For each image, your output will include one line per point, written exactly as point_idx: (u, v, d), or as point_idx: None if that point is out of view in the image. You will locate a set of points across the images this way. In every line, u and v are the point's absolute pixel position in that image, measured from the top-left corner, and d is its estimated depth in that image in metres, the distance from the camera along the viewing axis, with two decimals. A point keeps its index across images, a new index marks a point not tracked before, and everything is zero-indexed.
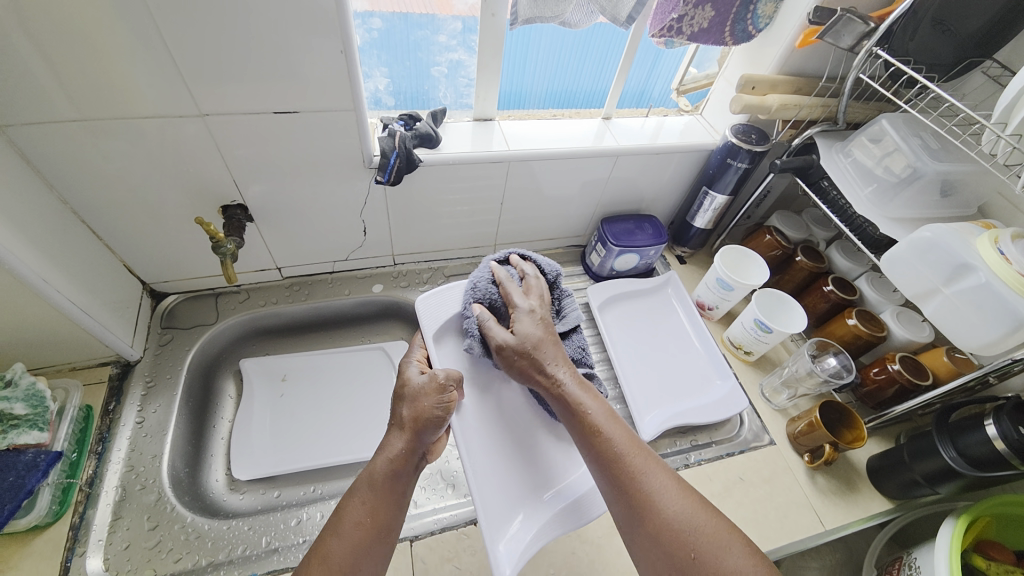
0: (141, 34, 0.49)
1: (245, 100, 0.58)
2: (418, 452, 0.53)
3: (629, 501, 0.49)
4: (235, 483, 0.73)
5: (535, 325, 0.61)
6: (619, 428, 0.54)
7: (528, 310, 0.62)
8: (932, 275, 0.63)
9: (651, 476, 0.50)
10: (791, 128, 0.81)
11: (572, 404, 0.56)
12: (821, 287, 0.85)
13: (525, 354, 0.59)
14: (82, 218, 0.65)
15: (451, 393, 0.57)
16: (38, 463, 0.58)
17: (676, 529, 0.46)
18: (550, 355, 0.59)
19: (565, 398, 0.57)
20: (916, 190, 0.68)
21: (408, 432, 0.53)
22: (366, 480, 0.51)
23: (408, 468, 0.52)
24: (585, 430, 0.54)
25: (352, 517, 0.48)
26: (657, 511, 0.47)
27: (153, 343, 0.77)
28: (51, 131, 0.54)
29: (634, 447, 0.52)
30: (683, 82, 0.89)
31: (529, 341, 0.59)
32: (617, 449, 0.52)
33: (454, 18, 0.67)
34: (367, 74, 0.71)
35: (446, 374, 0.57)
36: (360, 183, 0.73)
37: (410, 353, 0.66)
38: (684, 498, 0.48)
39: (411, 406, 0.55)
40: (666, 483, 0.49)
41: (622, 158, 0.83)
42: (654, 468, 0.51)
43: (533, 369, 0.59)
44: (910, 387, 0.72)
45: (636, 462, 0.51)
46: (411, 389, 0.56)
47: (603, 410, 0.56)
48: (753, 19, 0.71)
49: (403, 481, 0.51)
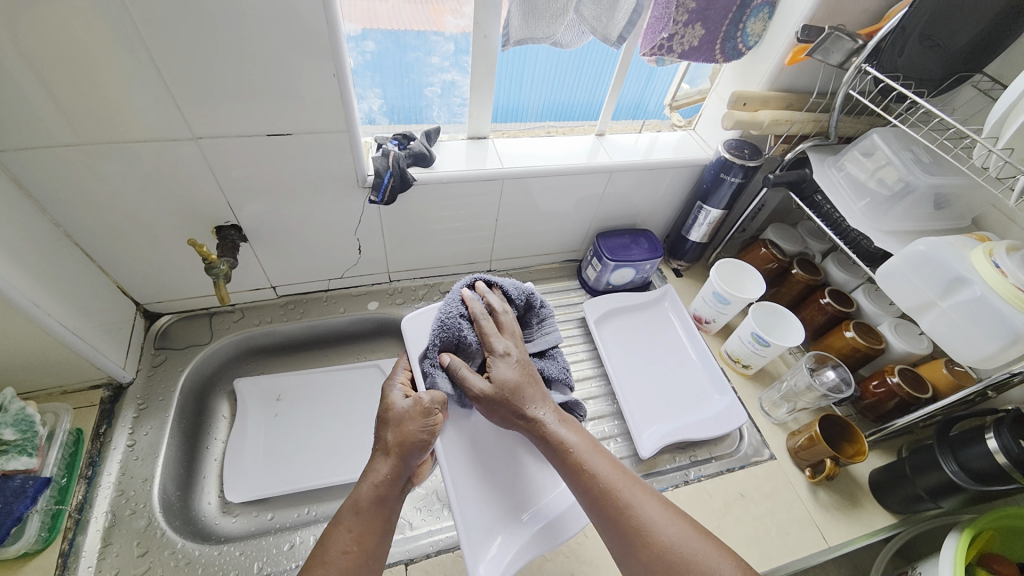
0: (135, 60, 0.49)
1: (238, 121, 0.58)
2: (405, 475, 0.52)
3: (621, 534, 0.48)
4: (228, 505, 0.72)
5: (512, 369, 0.56)
6: (605, 460, 0.53)
7: (503, 354, 0.57)
8: (927, 288, 0.62)
9: (640, 505, 0.49)
10: (783, 142, 0.82)
11: (554, 443, 0.54)
12: (818, 300, 0.85)
13: (503, 402, 0.55)
14: (76, 240, 0.65)
15: (437, 416, 0.55)
16: (26, 489, 0.57)
17: (669, 558, 0.45)
18: (530, 398, 0.56)
19: (549, 435, 0.54)
20: (909, 203, 0.68)
21: (393, 457, 0.52)
22: (352, 507, 0.50)
23: (395, 492, 0.51)
24: (570, 468, 0.52)
25: (338, 547, 0.47)
26: (650, 539, 0.47)
27: (146, 364, 0.76)
28: (44, 155, 0.54)
29: (623, 478, 0.51)
30: (676, 97, 0.90)
31: (507, 387, 0.55)
32: (604, 484, 0.50)
33: (447, 40, 0.68)
34: (361, 95, 0.71)
35: (432, 397, 0.55)
36: (354, 202, 0.74)
37: (394, 375, 0.61)
38: (675, 524, 0.48)
39: (396, 430, 0.53)
40: (655, 511, 0.49)
41: (616, 174, 0.83)
42: (645, 497, 0.50)
43: (509, 417, 0.55)
44: (910, 400, 0.72)
45: (625, 494, 0.50)
46: (395, 415, 0.54)
47: (586, 442, 0.54)
48: (742, 37, 0.73)
49: (390, 504, 0.51)
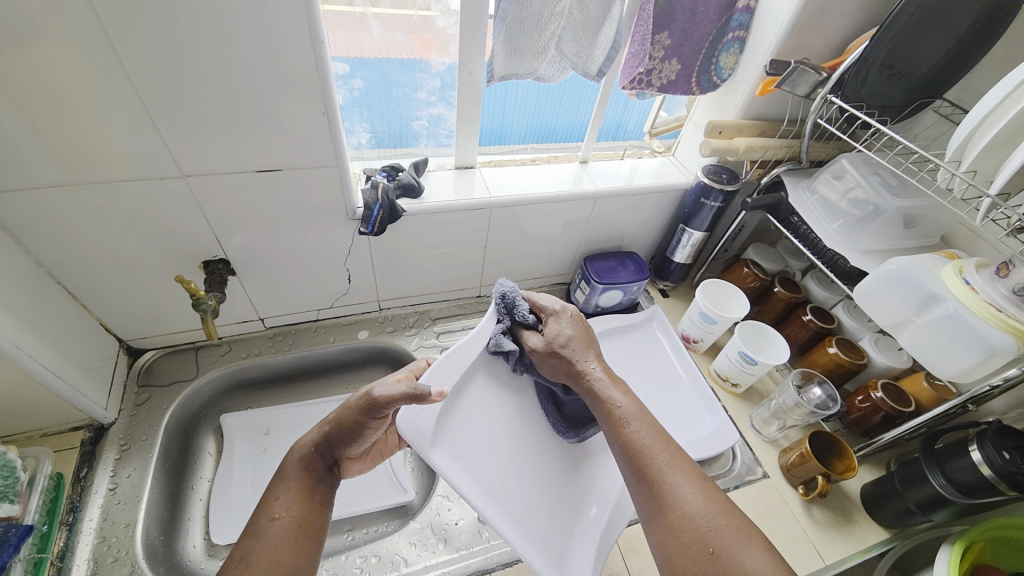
0: (125, 100, 0.50)
1: (228, 158, 0.59)
2: (333, 452, 0.53)
3: (649, 493, 0.48)
4: (214, 548, 0.69)
5: (568, 325, 0.59)
6: (648, 421, 0.52)
7: (557, 312, 0.60)
8: (902, 305, 0.65)
9: (674, 473, 0.48)
10: (759, 167, 0.86)
11: (600, 397, 0.54)
12: (800, 317, 0.87)
13: (558, 354, 0.57)
14: (59, 279, 0.64)
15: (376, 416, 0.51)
16: (8, 537, 0.55)
17: (693, 526, 0.44)
18: (581, 352, 0.57)
19: (596, 393, 0.54)
20: (881, 224, 0.71)
21: (323, 431, 0.52)
22: (280, 478, 0.50)
23: (322, 468, 0.52)
24: (611, 422, 0.52)
25: (269, 514, 0.47)
26: (677, 503, 0.46)
27: (129, 403, 0.74)
28: (28, 196, 0.54)
29: (662, 443, 0.50)
30: (655, 124, 0.94)
31: (561, 341, 0.57)
32: (644, 443, 0.50)
33: (433, 76, 0.70)
34: (349, 129, 0.73)
35: (391, 394, 0.49)
36: (343, 233, 0.74)
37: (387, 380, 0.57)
38: (704, 497, 0.46)
39: (334, 409, 0.53)
40: (690, 480, 0.47)
41: (601, 200, 0.86)
42: (680, 465, 0.48)
43: (565, 373, 0.56)
44: (895, 414, 0.73)
45: (661, 458, 0.48)
46: (342, 394, 0.54)
47: (633, 403, 0.53)
48: (716, 70, 0.76)
49: (317, 474, 0.51)
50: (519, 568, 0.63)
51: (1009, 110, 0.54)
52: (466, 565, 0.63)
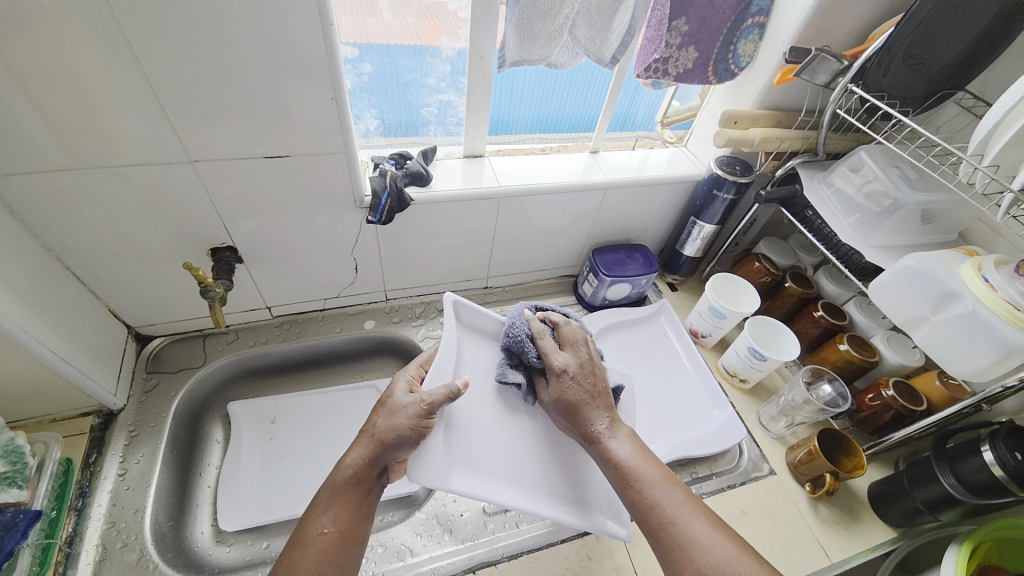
0: (132, 84, 0.49)
1: (235, 144, 0.58)
2: (385, 463, 0.51)
3: (664, 549, 0.47)
4: (222, 534, 0.70)
5: (575, 387, 0.57)
6: (655, 469, 0.51)
7: (560, 372, 0.57)
8: (918, 303, 0.64)
9: (688, 524, 0.47)
10: (774, 159, 0.84)
11: (603, 453, 0.54)
12: (812, 313, 0.86)
13: (562, 412, 0.57)
14: (66, 265, 0.64)
15: (430, 421, 0.53)
16: (15, 523, 0.55)
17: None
18: (588, 408, 0.56)
19: (603, 449, 0.54)
20: (899, 219, 0.70)
21: (374, 443, 0.50)
22: (327, 490, 0.49)
23: (373, 476, 0.50)
24: (618, 478, 0.52)
25: (317, 527, 0.47)
26: (692, 557, 0.45)
27: (137, 389, 0.74)
28: (35, 181, 0.54)
29: (671, 492, 0.49)
30: (667, 114, 0.92)
31: (564, 401, 0.57)
32: (654, 498, 0.49)
33: (443, 61, 0.69)
34: (357, 116, 0.72)
35: (433, 399, 0.53)
36: (351, 222, 0.73)
37: (397, 382, 0.58)
38: (723, 544, 0.45)
39: (386, 418, 0.52)
40: (701, 529, 0.47)
41: (611, 191, 0.84)
42: (692, 514, 0.48)
43: (570, 426, 0.58)
44: (906, 412, 0.72)
45: (671, 510, 0.48)
46: (395, 403, 0.53)
47: (639, 453, 0.53)
48: (734, 58, 0.74)
49: (366, 487, 0.50)
50: (525, 561, 0.63)
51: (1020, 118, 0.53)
52: (471, 556, 0.63)
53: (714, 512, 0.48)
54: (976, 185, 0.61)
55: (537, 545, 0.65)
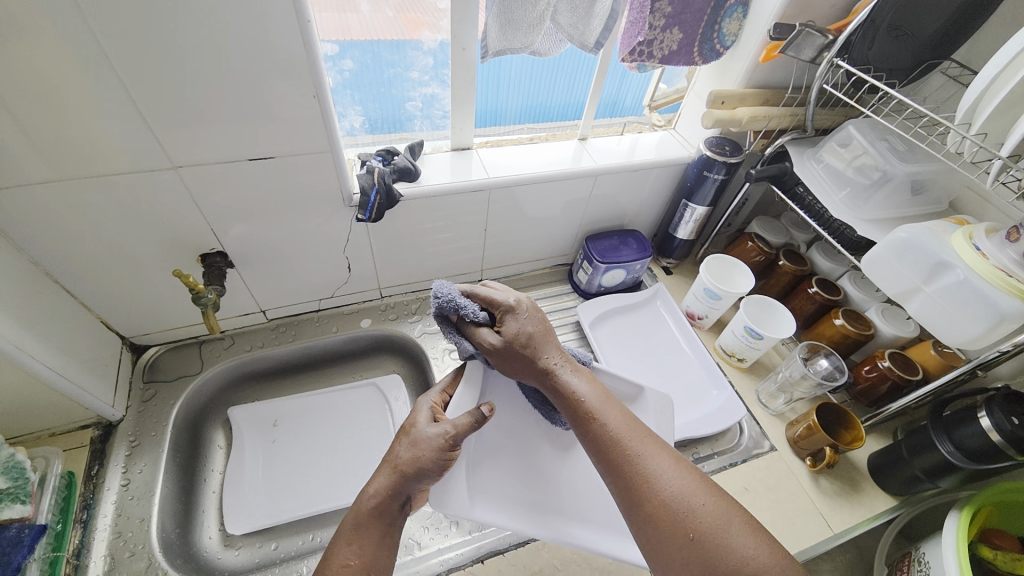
0: (110, 91, 0.48)
1: (220, 148, 0.57)
2: (407, 495, 0.51)
3: (625, 482, 0.47)
4: (230, 538, 0.70)
5: (526, 323, 0.57)
6: (616, 410, 0.53)
7: (512, 309, 0.58)
8: (910, 274, 0.64)
9: (648, 457, 0.48)
10: (762, 138, 0.84)
11: (565, 393, 0.54)
12: (806, 289, 0.86)
13: (518, 353, 0.56)
14: (55, 278, 0.63)
15: (453, 453, 0.53)
16: (23, 538, 0.56)
17: (673, 508, 0.44)
18: (542, 347, 0.57)
19: (561, 385, 0.55)
20: (888, 191, 0.70)
21: (397, 474, 0.51)
22: (352, 521, 0.49)
23: (395, 509, 0.50)
24: (580, 416, 0.53)
25: (340, 561, 0.47)
26: (653, 488, 0.46)
27: (136, 399, 0.74)
28: (17, 194, 0.53)
29: (632, 430, 0.50)
30: (655, 97, 0.92)
31: (521, 339, 0.56)
32: (615, 434, 0.50)
33: (425, 54, 0.68)
34: (341, 113, 0.71)
35: (457, 429, 0.53)
36: (341, 221, 0.73)
37: (426, 397, 0.61)
38: (681, 475, 0.47)
39: (410, 449, 0.53)
40: (662, 462, 0.48)
41: (602, 177, 0.84)
42: (652, 448, 0.49)
43: (527, 368, 0.56)
44: (902, 383, 0.73)
45: (634, 445, 0.49)
46: (417, 433, 0.54)
47: (599, 395, 0.54)
48: (719, 37, 0.74)
49: (389, 520, 0.50)
50: (532, 548, 0.64)
51: (1011, 77, 0.53)
52: (479, 546, 0.64)
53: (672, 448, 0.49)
54: (965, 154, 0.59)
55: None
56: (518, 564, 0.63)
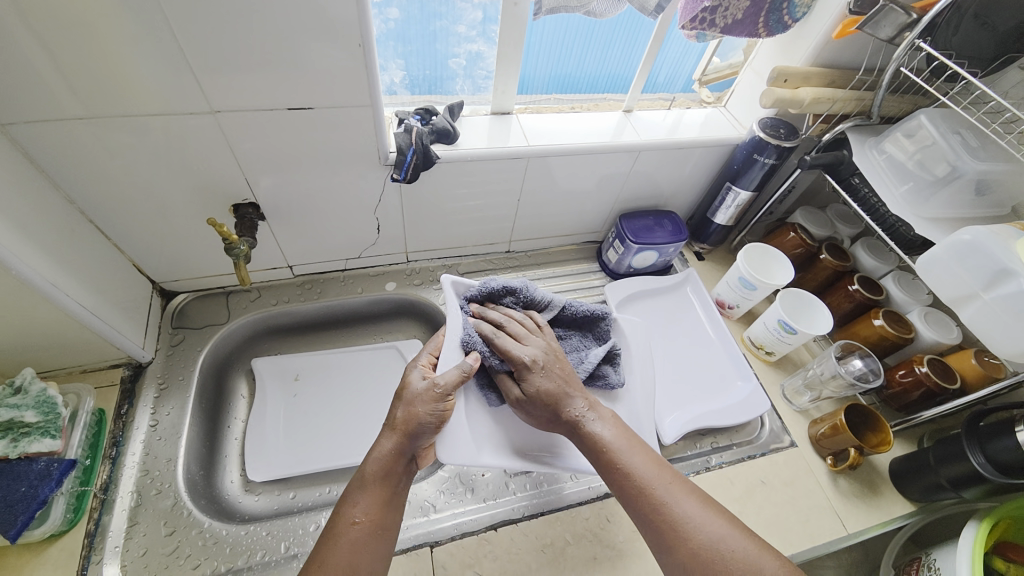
0: (149, 26, 0.46)
1: (258, 94, 0.55)
2: (411, 452, 0.52)
3: (656, 529, 0.47)
4: (250, 484, 0.72)
5: (546, 380, 0.55)
6: (640, 453, 0.51)
7: (529, 366, 0.55)
8: (969, 279, 0.61)
9: (675, 502, 0.47)
10: (822, 122, 0.79)
11: (588, 438, 0.53)
12: (846, 286, 0.83)
13: (539, 409, 0.55)
14: (88, 217, 0.63)
15: (449, 402, 0.55)
16: (51, 472, 0.56)
17: (703, 556, 0.44)
18: (564, 402, 0.54)
19: (585, 434, 0.53)
20: (953, 191, 0.65)
21: (398, 433, 0.52)
22: (359, 481, 0.50)
23: (401, 466, 0.51)
24: (603, 462, 0.51)
25: (349, 517, 0.48)
26: (684, 536, 0.45)
27: (164, 343, 0.75)
28: (53, 128, 0.52)
29: (659, 474, 0.50)
30: (705, 71, 0.87)
31: (540, 396, 0.54)
32: (641, 479, 0.49)
33: (474, 8, 0.64)
34: (382, 66, 0.68)
35: (446, 381, 0.54)
36: (374, 180, 0.71)
37: (417, 356, 0.61)
38: (711, 520, 0.46)
39: (406, 408, 0.53)
40: (691, 508, 0.47)
41: (644, 154, 0.80)
42: (680, 493, 0.48)
43: (548, 422, 0.55)
44: (937, 390, 0.71)
45: (660, 491, 0.48)
46: (409, 392, 0.54)
47: (623, 438, 0.53)
48: (789, 8, 0.67)
49: (396, 478, 0.51)
50: (545, 521, 0.65)
51: None
52: (493, 515, 0.65)
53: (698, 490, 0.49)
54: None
55: (565, 503, 0.66)
56: (531, 535, 0.63)
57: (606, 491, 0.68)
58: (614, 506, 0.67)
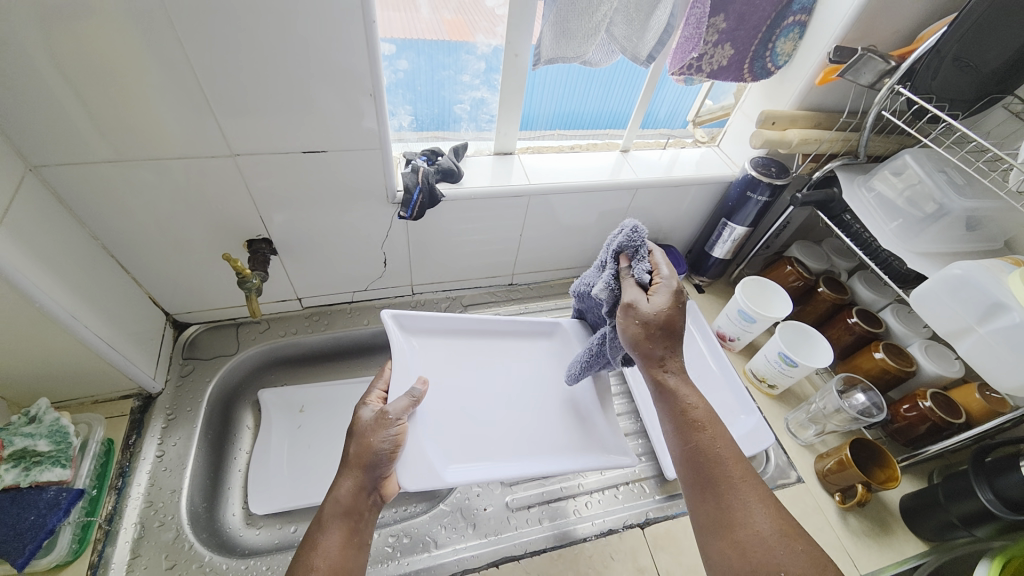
0: (181, 80, 0.51)
1: (275, 139, 0.59)
2: (372, 485, 0.52)
3: (711, 508, 0.43)
4: (252, 517, 0.72)
5: (670, 305, 0.47)
6: (720, 434, 0.46)
7: (666, 282, 0.48)
8: (963, 312, 0.62)
9: (740, 494, 0.43)
10: (812, 161, 0.82)
11: (670, 398, 0.48)
12: (845, 319, 0.83)
13: (643, 335, 0.47)
14: (112, 253, 0.66)
15: (401, 427, 0.55)
16: (60, 501, 0.57)
17: (762, 559, 0.39)
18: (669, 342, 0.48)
19: (665, 391, 0.48)
20: (944, 226, 0.67)
21: (355, 469, 0.51)
22: (320, 526, 0.49)
23: (363, 502, 0.51)
24: (678, 428, 0.47)
25: (307, 563, 0.46)
26: (742, 530, 0.41)
27: (174, 374, 0.77)
28: (86, 171, 0.56)
29: (732, 461, 0.45)
30: (699, 113, 0.91)
31: (651, 323, 0.47)
32: (711, 458, 0.45)
33: (478, 58, 0.69)
34: (392, 112, 0.73)
35: (396, 408, 0.55)
36: (382, 217, 0.74)
37: (368, 394, 0.61)
38: (777, 525, 0.41)
39: (359, 443, 0.53)
40: (757, 507, 0.42)
41: (641, 190, 0.83)
42: (750, 488, 0.43)
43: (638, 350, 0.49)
44: (943, 425, 0.70)
45: (729, 477, 0.44)
46: (360, 427, 0.55)
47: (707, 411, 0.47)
48: (772, 56, 0.72)
49: (358, 516, 0.50)
50: (547, 558, 0.64)
51: None
52: (495, 551, 0.64)
53: (770, 492, 0.43)
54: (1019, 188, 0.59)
55: (562, 542, 0.65)
56: (533, 572, 0.62)
57: (609, 528, 0.67)
58: (618, 543, 0.66)
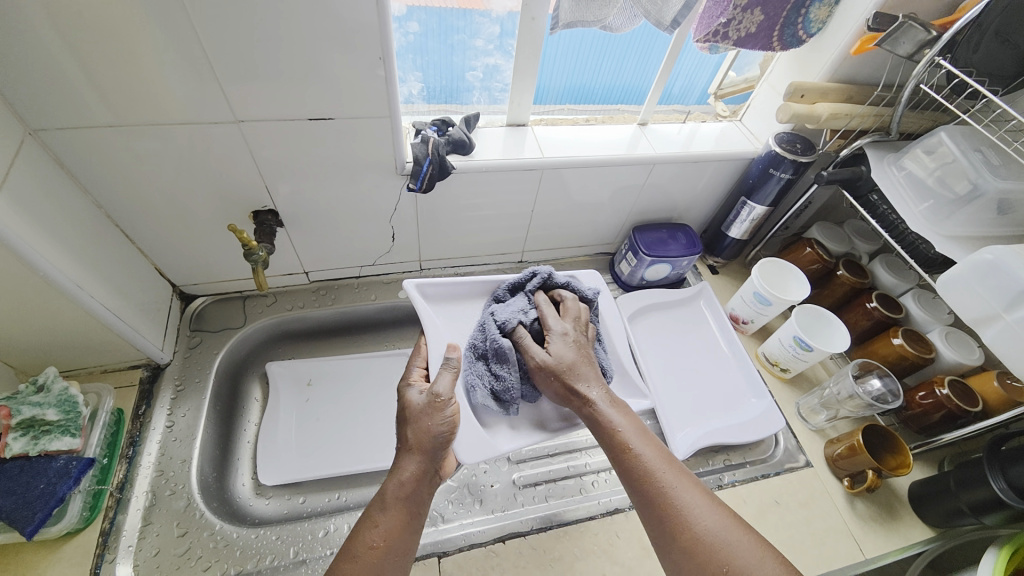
0: (180, 41, 0.48)
1: (280, 106, 0.57)
2: (433, 468, 0.52)
3: (657, 512, 0.47)
4: (261, 487, 0.73)
5: (569, 348, 0.58)
6: (647, 441, 0.51)
7: (561, 332, 0.59)
8: (990, 299, 0.59)
9: (679, 489, 0.47)
10: (840, 137, 0.78)
11: (602, 421, 0.53)
12: (864, 304, 0.81)
13: (558, 375, 0.56)
14: (115, 221, 0.65)
15: (455, 409, 0.55)
16: (69, 470, 0.58)
17: (708, 545, 0.44)
18: (583, 375, 0.56)
19: (597, 414, 0.54)
20: (975, 209, 0.64)
21: (416, 453, 0.52)
22: (380, 502, 0.49)
23: (423, 487, 0.51)
24: (611, 446, 0.52)
25: (367, 540, 0.47)
26: (687, 524, 0.45)
27: (182, 346, 0.77)
28: (86, 135, 0.54)
29: (665, 462, 0.50)
30: (721, 86, 0.87)
31: (562, 363, 0.57)
32: (646, 466, 0.49)
33: (492, 22, 0.65)
34: (401, 78, 0.70)
35: (446, 389, 0.55)
36: (390, 190, 0.72)
37: (408, 373, 0.61)
38: (714, 511, 0.46)
39: (416, 428, 0.53)
40: (696, 497, 0.47)
41: (658, 166, 0.80)
42: (685, 482, 0.48)
43: (562, 391, 0.57)
44: (959, 413, 0.69)
45: (665, 477, 0.48)
46: (413, 411, 0.54)
47: (633, 425, 0.53)
48: (804, 23, 0.68)
49: (419, 499, 0.50)
50: (553, 534, 0.64)
51: None
52: (501, 527, 0.64)
53: (706, 488, 0.48)
54: None
55: (567, 520, 0.65)
56: (539, 548, 0.63)
57: (614, 507, 0.67)
58: (624, 522, 0.66)
